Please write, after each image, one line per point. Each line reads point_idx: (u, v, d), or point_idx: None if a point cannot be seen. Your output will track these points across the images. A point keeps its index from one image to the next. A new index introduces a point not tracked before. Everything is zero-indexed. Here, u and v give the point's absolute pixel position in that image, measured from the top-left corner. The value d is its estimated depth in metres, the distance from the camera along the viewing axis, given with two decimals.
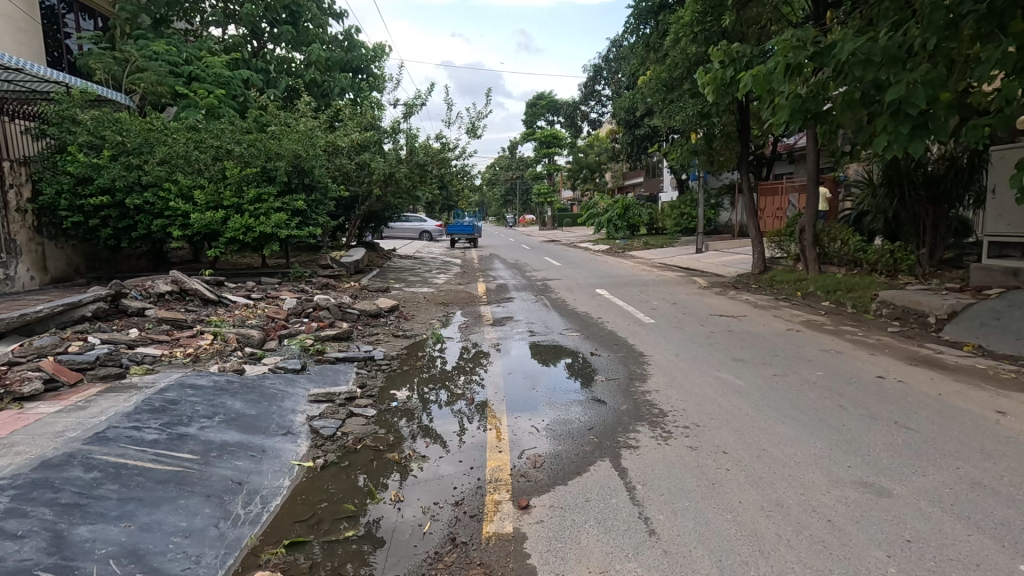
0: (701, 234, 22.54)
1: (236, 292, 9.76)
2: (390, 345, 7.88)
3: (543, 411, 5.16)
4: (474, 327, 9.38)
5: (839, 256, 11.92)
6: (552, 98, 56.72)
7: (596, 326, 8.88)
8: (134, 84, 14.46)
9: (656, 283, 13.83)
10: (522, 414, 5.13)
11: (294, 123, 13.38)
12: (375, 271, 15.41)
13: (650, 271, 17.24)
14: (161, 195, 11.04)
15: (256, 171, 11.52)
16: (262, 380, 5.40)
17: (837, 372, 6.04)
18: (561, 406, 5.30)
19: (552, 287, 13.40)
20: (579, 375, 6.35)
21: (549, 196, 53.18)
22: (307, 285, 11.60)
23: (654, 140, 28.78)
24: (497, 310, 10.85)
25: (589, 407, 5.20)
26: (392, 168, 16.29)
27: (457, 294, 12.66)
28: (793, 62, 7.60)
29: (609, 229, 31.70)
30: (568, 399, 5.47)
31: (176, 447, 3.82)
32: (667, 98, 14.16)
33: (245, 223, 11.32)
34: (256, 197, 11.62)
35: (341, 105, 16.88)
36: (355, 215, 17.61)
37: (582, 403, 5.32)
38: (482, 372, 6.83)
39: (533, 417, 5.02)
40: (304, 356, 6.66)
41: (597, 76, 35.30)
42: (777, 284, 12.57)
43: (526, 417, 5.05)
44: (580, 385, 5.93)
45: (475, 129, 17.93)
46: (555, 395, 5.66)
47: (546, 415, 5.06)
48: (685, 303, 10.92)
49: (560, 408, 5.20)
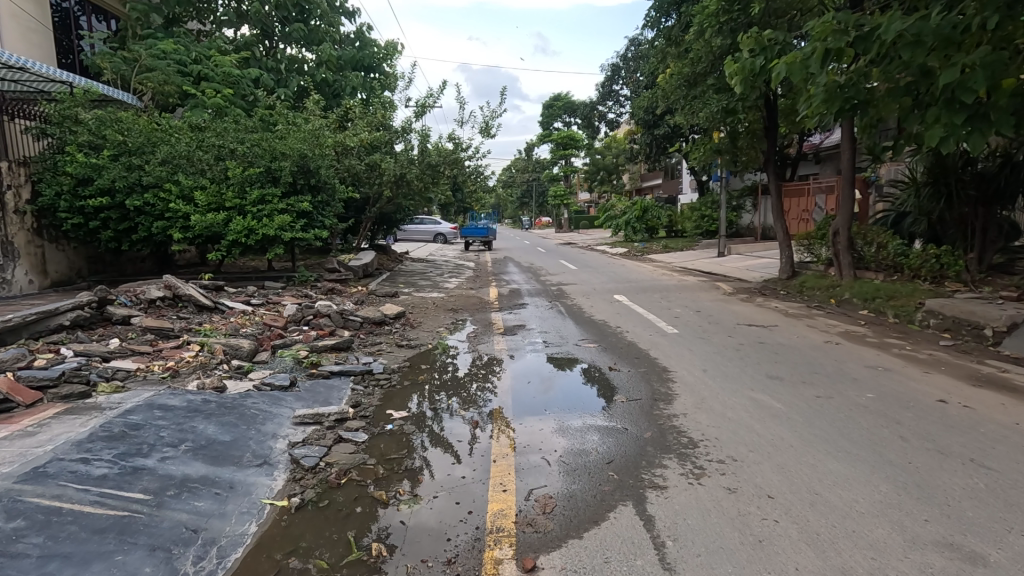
0: (724, 237, 21.73)
1: (235, 298, 9.33)
2: (392, 356, 7.33)
3: (557, 437, 4.57)
4: (484, 336, 8.82)
5: (876, 261, 11.12)
6: (569, 99, 56.11)
7: (615, 336, 8.25)
8: (141, 84, 14.21)
9: (677, 289, 13.14)
10: (532, 440, 4.54)
11: (301, 122, 12.99)
12: (385, 275, 14.96)
13: (671, 275, 16.52)
14: (162, 196, 10.67)
15: (259, 171, 11.12)
16: (243, 399, 4.87)
17: (890, 394, 5.34)
18: (577, 430, 4.70)
19: (568, 293, 12.79)
20: (596, 393, 5.72)
21: (566, 197, 52.54)
22: (312, 290, 11.15)
23: (673, 140, 28.02)
24: (508, 317, 10.28)
25: (608, 433, 4.58)
26: (404, 169, 15.79)
27: (468, 300, 12.10)
28: (833, 47, 6.87)
29: (627, 231, 30.99)
30: (584, 423, 4.87)
31: (126, 485, 3.30)
32: (689, 96, 13.48)
33: (248, 225, 10.89)
34: (260, 198, 11.21)
35: (351, 104, 16.48)
36: (365, 217, 17.19)
37: (600, 428, 4.71)
38: (489, 386, 6.22)
39: (544, 444, 4.43)
40: (296, 369, 6.14)
41: (615, 75, 34.60)
42: (808, 290, 11.80)
43: (536, 443, 4.46)
44: (597, 406, 5.31)
45: (489, 128, 17.39)
46: (570, 416, 5.09)
47: (560, 441, 4.47)
48: (709, 311, 10.22)
49: (576, 434, 4.60)
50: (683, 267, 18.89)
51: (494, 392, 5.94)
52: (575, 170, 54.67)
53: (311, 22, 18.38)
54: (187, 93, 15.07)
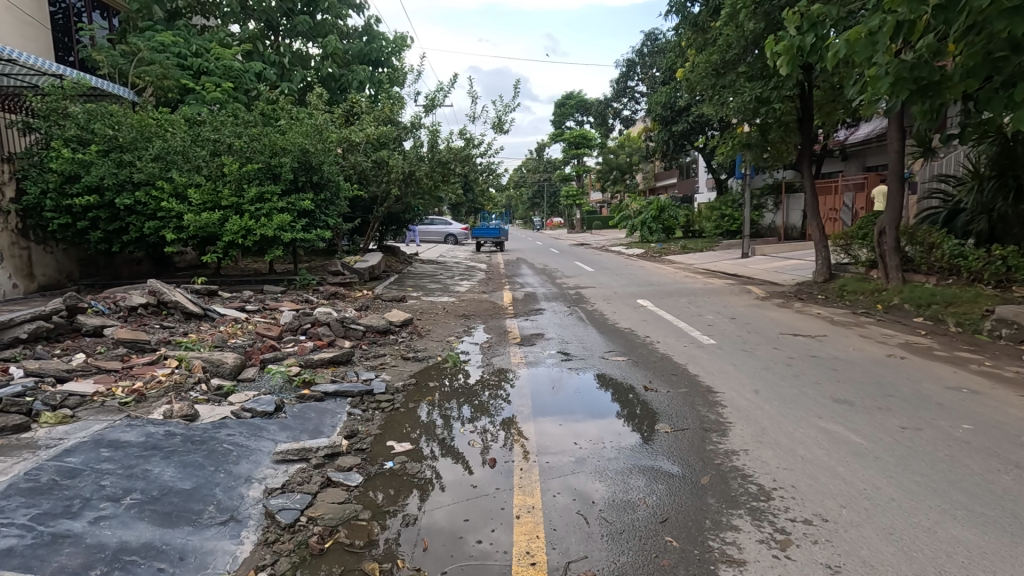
0: (748, 237, 20.71)
1: (229, 304, 8.61)
2: (397, 372, 6.53)
3: (592, 476, 3.80)
4: (499, 345, 7.98)
5: (928, 262, 10.16)
6: (582, 97, 55.11)
7: (645, 348, 7.36)
8: (139, 79, 13.59)
9: (705, 293, 12.23)
10: (563, 480, 3.77)
11: (304, 117, 12.25)
12: (393, 278, 14.22)
13: (694, 278, 15.61)
14: (154, 194, 9.98)
15: (258, 167, 10.36)
16: (216, 431, 4.08)
17: (991, 424, 4.43)
18: (613, 464, 4.00)
19: (588, 297, 11.93)
20: (626, 412, 5.08)
21: (578, 197, 51.55)
22: (314, 294, 10.41)
23: (692, 137, 27.02)
24: (524, 324, 9.46)
25: (651, 473, 3.82)
26: (412, 166, 15.17)
27: (481, 305, 11.29)
28: (905, 17, 5.93)
29: (643, 232, 30.01)
30: (619, 452, 4.20)
31: (38, 564, 2.52)
32: (718, 86, 12.58)
33: (245, 226, 10.15)
34: (258, 195, 10.46)
35: (358, 98, 15.74)
36: (372, 217, 16.44)
37: (636, 458, 4.08)
38: (505, 406, 5.40)
39: (580, 485, 3.66)
40: (285, 390, 5.34)
41: (630, 71, 33.62)
42: (850, 295, 10.86)
43: (569, 484, 3.70)
44: (633, 428, 4.66)
45: (501, 123, 16.55)
46: (604, 439, 4.46)
47: (596, 484, 3.69)
48: (745, 318, 9.33)
49: (612, 468, 3.91)
50: (706, 269, 17.92)
51: (510, 409, 5.28)
52: (588, 170, 53.67)
53: (318, 15, 17.67)
54: (187, 88, 14.43)
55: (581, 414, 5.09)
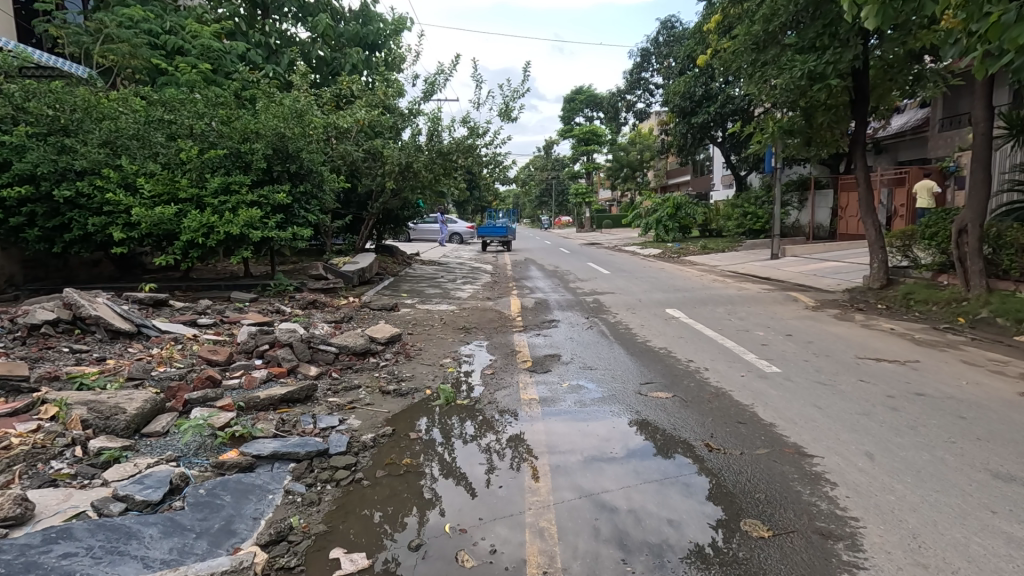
0: (778, 236, 18.96)
1: (177, 317, 7.09)
2: (370, 412, 4.99)
3: (603, 476, 3.74)
4: (508, 370, 6.37)
5: (1019, 267, 8.50)
6: (592, 92, 53.35)
7: (692, 380, 5.72)
8: (104, 57, 12.11)
9: (744, 301, 10.57)
10: (571, 480, 3.71)
11: (285, 98, 10.75)
12: (387, 282, 12.72)
13: (724, 282, 13.98)
14: (98, 183, 8.44)
15: (223, 154, 8.85)
16: (42, 552, 2.50)
17: None
18: (620, 463, 3.93)
19: (608, 306, 10.35)
20: (637, 417, 4.81)
21: (588, 195, 49.80)
22: (288, 304, 8.90)
23: (713, 129, 25.30)
24: (535, 339, 7.92)
25: (666, 480, 3.64)
26: (409, 157, 13.63)
27: (484, 315, 9.76)
28: None
29: (658, 231, 28.25)
30: (628, 449, 4.15)
31: None
32: (761, 62, 10.96)
33: (207, 222, 8.59)
34: (223, 186, 8.91)
35: (348, 80, 14.14)
36: (367, 214, 14.91)
37: (644, 457, 4.02)
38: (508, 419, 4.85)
39: (592, 487, 3.59)
40: (202, 450, 3.79)
41: (645, 62, 31.84)
42: (919, 305, 9.21)
43: (578, 485, 3.63)
44: (641, 430, 4.52)
45: (509, 110, 14.91)
46: (614, 437, 4.38)
47: (611, 489, 3.56)
48: (804, 335, 7.67)
49: (620, 467, 3.85)
50: (734, 273, 16.23)
51: (518, 473, 3.83)
52: (597, 168, 51.86)
53: None
54: (159, 69, 12.94)
55: (587, 415, 4.90)
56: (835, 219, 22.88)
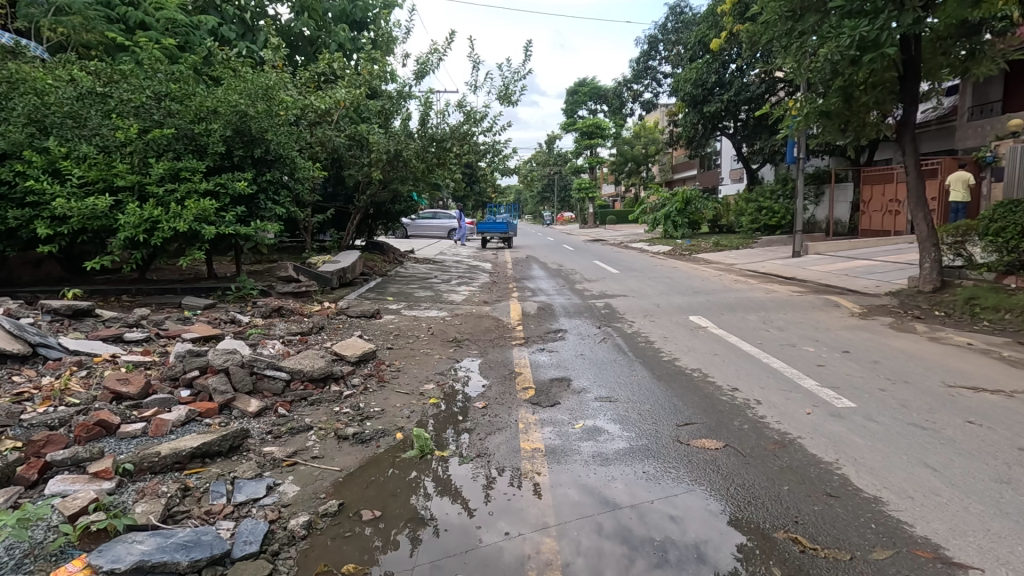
0: (799, 233, 17.55)
1: (98, 332, 5.79)
2: (312, 474, 3.65)
3: (607, 475, 3.60)
4: (504, 402, 4.99)
5: None
6: (596, 84, 51.85)
7: (746, 424, 4.32)
8: (52, 29, 10.70)
9: (778, 306, 9.22)
10: (573, 477, 3.60)
11: (250, 72, 9.38)
12: (373, 283, 11.43)
13: (746, 282, 12.66)
14: (19, 168, 7.09)
15: (170, 133, 7.49)
16: None
17: None
18: (621, 457, 3.85)
19: (622, 312, 9.02)
20: (637, 417, 4.51)
21: (592, 190, 48.29)
22: (248, 312, 7.59)
23: (725, 118, 23.89)
24: (539, 356, 6.58)
25: (668, 477, 3.53)
26: (399, 144, 12.27)
27: (480, 324, 8.45)
28: None
29: (667, 227, 26.88)
30: (628, 443, 4.04)
31: None
32: (800, 31, 9.56)
33: (149, 215, 7.16)
34: (171, 173, 7.55)
35: (330, 58, 12.73)
36: (354, 207, 13.59)
37: (644, 452, 3.90)
38: (509, 435, 4.26)
39: (593, 484, 3.49)
40: (27, 561, 2.49)
41: (653, 50, 30.35)
42: (990, 312, 7.85)
43: (580, 482, 3.53)
44: (638, 424, 4.36)
45: (509, 94, 13.52)
46: (609, 429, 4.29)
47: (613, 484, 3.47)
48: (867, 352, 6.29)
49: (621, 462, 3.77)
50: (755, 272, 14.86)
51: None
52: (601, 163, 50.36)
53: None
54: (119, 45, 11.56)
55: (587, 426, 4.37)
56: (856, 214, 21.49)
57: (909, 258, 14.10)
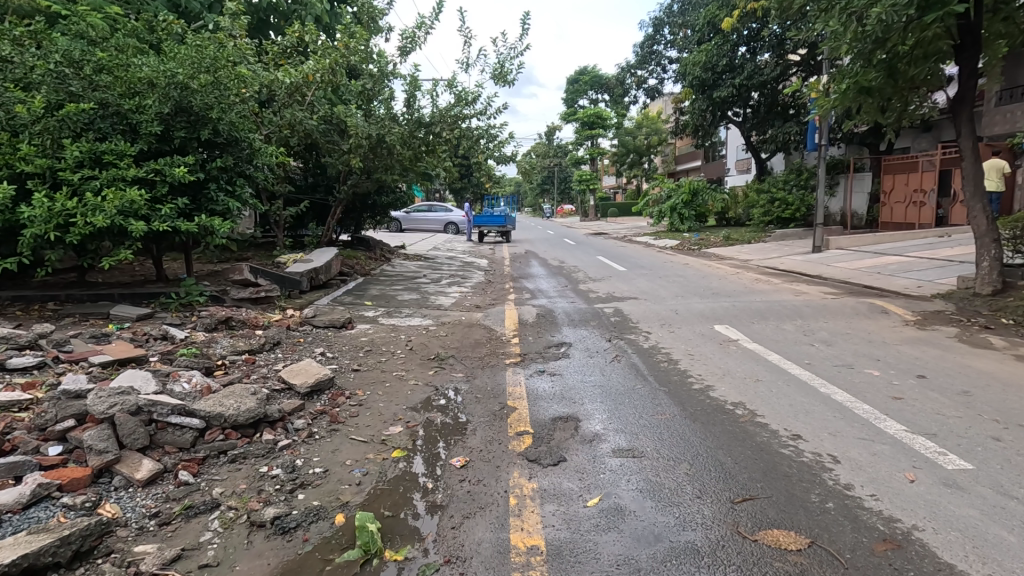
0: (820, 226, 16.28)
1: None
2: None
3: (624, 533, 2.83)
4: (490, 459, 3.70)
5: None
6: (597, 73, 50.30)
7: (829, 501, 3.05)
8: None
9: (816, 312, 7.94)
10: (574, 531, 2.87)
11: (200, 39, 8.09)
12: (352, 285, 10.17)
13: (768, 281, 11.41)
14: None
15: (89, 107, 6.20)
16: None
17: None
18: (639, 506, 3.07)
19: (635, 320, 7.75)
20: (675, 483, 3.30)
21: (592, 182, 46.91)
22: (189, 325, 6.33)
23: (736, 104, 22.52)
24: (540, 381, 5.31)
25: (704, 540, 2.75)
26: (381, 129, 10.96)
27: (470, 334, 7.20)
28: None
29: (672, 219, 25.55)
30: (637, 490, 3.23)
31: None
32: None
33: (61, 208, 5.88)
34: (92, 157, 6.27)
35: (304, 30, 11.37)
36: (335, 199, 12.33)
37: (664, 503, 3.09)
38: (501, 510, 3.08)
39: (607, 546, 2.73)
40: None
41: (658, 34, 28.90)
42: None
43: (581, 533, 2.85)
44: (663, 475, 3.40)
45: (505, 73, 12.20)
46: (620, 477, 3.38)
47: (635, 544, 2.74)
48: (948, 379, 5.00)
49: (642, 511, 3.01)
50: (774, 269, 13.58)
51: None
52: (603, 154, 48.88)
53: None
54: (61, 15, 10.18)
55: (607, 494, 3.20)
56: (875, 206, 20.21)
57: (945, 254, 12.82)
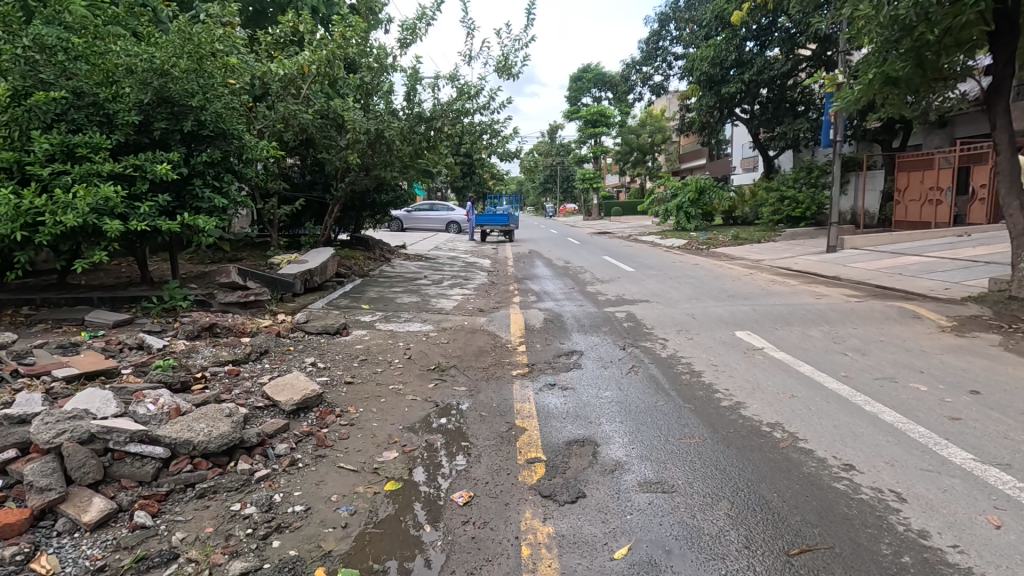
0: (834, 225, 15.75)
1: None
2: None
3: None
4: (498, 494, 3.20)
5: None
6: (600, 70, 49.72)
7: (904, 555, 2.55)
8: None
9: (843, 317, 7.42)
10: None
11: (185, 26, 7.60)
12: (349, 287, 9.68)
13: (785, 283, 10.89)
14: None
15: (60, 96, 5.72)
16: None
17: None
18: (677, 559, 2.58)
19: (650, 326, 7.24)
20: (717, 528, 2.80)
21: (595, 181, 46.37)
22: (170, 333, 5.85)
23: (744, 99, 21.95)
24: (550, 396, 4.80)
25: None
26: (380, 124, 10.48)
27: (473, 341, 6.70)
28: None
29: (678, 218, 25.02)
30: (672, 538, 2.73)
31: None
32: None
33: (28, 206, 5.41)
34: (64, 150, 5.79)
35: (299, 20, 10.87)
36: (332, 197, 11.85)
37: (706, 555, 2.60)
38: (512, 564, 2.58)
39: None
40: None
41: (664, 30, 28.32)
42: None
43: None
44: (701, 517, 2.90)
45: (509, 66, 11.70)
46: (650, 520, 2.89)
47: None
48: (1007, 396, 4.49)
49: (681, 567, 2.53)
50: (788, 270, 13.06)
51: None
52: (606, 152, 48.33)
53: None
54: None
55: (637, 543, 2.70)
56: (888, 205, 19.66)
57: (968, 255, 12.29)
